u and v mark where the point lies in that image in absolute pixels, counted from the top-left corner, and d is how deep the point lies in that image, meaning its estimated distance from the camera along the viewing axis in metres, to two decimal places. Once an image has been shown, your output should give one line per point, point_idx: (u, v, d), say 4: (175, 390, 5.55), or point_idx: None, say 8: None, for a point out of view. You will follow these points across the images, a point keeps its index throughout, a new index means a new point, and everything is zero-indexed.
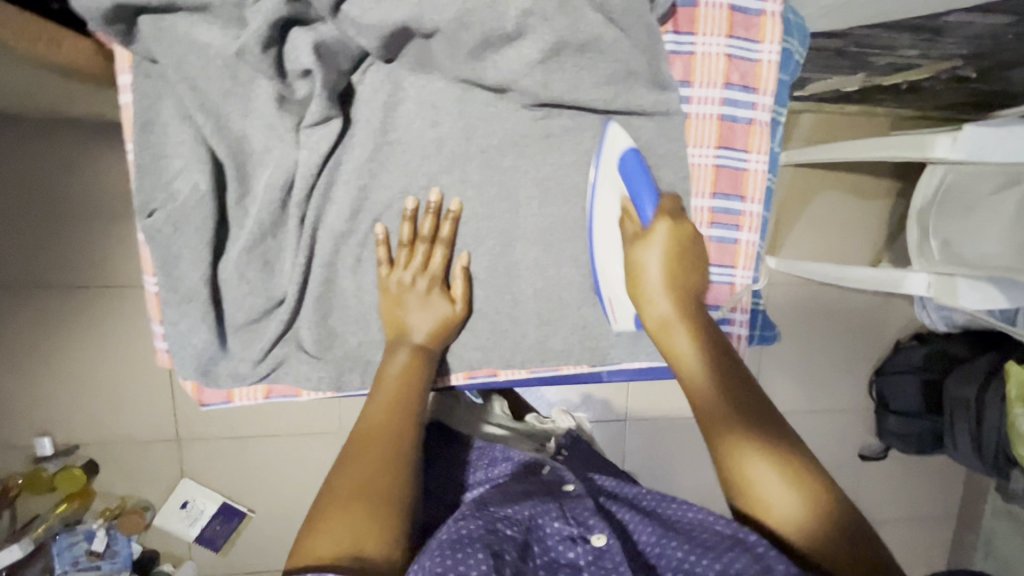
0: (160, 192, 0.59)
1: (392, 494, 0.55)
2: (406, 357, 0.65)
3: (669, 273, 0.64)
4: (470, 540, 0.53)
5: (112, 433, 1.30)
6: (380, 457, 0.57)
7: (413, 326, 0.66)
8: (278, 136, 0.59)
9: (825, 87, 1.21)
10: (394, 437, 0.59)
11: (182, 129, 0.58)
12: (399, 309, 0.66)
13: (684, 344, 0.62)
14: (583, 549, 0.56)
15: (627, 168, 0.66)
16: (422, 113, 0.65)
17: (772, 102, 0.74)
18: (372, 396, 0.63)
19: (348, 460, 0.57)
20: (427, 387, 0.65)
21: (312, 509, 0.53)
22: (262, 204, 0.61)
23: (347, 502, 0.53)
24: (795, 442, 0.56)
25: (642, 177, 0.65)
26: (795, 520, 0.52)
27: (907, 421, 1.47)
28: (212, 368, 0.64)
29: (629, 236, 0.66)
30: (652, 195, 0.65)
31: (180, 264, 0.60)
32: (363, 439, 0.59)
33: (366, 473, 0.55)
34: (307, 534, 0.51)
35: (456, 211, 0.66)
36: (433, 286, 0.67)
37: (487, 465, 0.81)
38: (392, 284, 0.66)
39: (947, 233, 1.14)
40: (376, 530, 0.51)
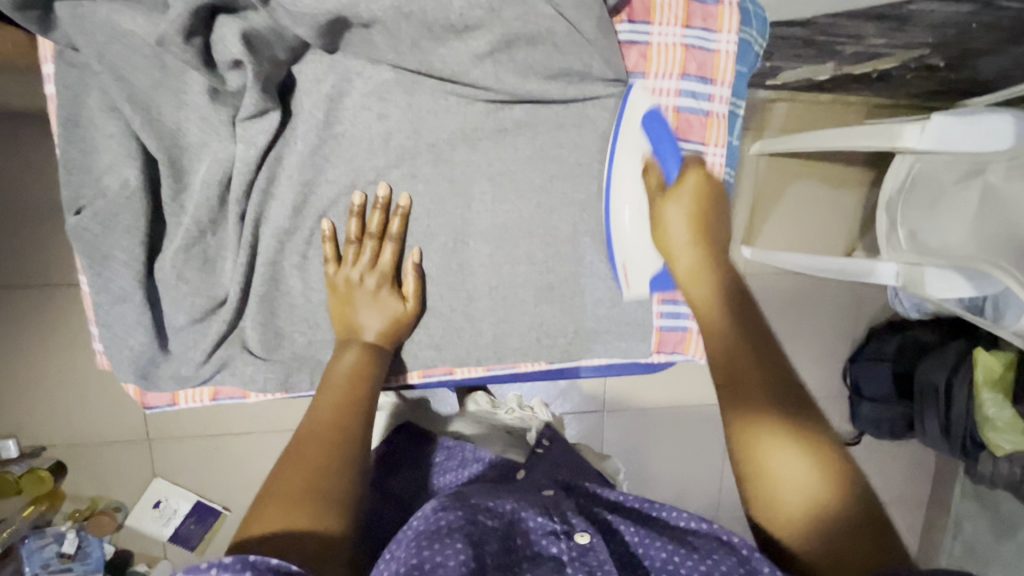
0: (89, 189, 0.57)
1: (337, 492, 0.52)
2: (356, 354, 0.63)
3: (695, 229, 0.64)
4: (451, 530, 0.52)
5: (79, 434, 1.27)
6: (322, 454, 0.54)
7: (364, 324, 0.65)
8: (214, 130, 0.58)
9: (796, 75, 1.20)
10: (341, 434, 0.57)
11: (110, 123, 0.56)
12: (348, 306, 0.64)
13: (704, 289, 0.63)
14: (566, 545, 0.54)
15: (651, 126, 0.66)
16: (367, 106, 0.62)
17: (730, 93, 0.72)
18: (319, 393, 0.60)
19: (293, 455, 0.54)
20: (378, 382, 0.63)
21: (250, 513, 0.50)
22: (198, 201, 0.59)
23: (288, 501, 0.50)
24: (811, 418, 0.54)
25: (666, 137, 0.66)
26: (799, 493, 0.51)
27: (879, 407, 1.48)
28: (152, 371, 0.63)
29: (651, 190, 0.66)
30: (674, 153, 0.66)
31: (111, 264, 0.59)
32: (309, 434, 0.56)
33: (312, 468, 0.53)
34: (247, 533, 0.49)
35: (405, 207, 0.64)
36: (383, 284, 0.65)
37: (457, 466, 0.80)
38: (340, 281, 0.64)
39: (913, 223, 1.14)
40: (325, 518, 0.50)
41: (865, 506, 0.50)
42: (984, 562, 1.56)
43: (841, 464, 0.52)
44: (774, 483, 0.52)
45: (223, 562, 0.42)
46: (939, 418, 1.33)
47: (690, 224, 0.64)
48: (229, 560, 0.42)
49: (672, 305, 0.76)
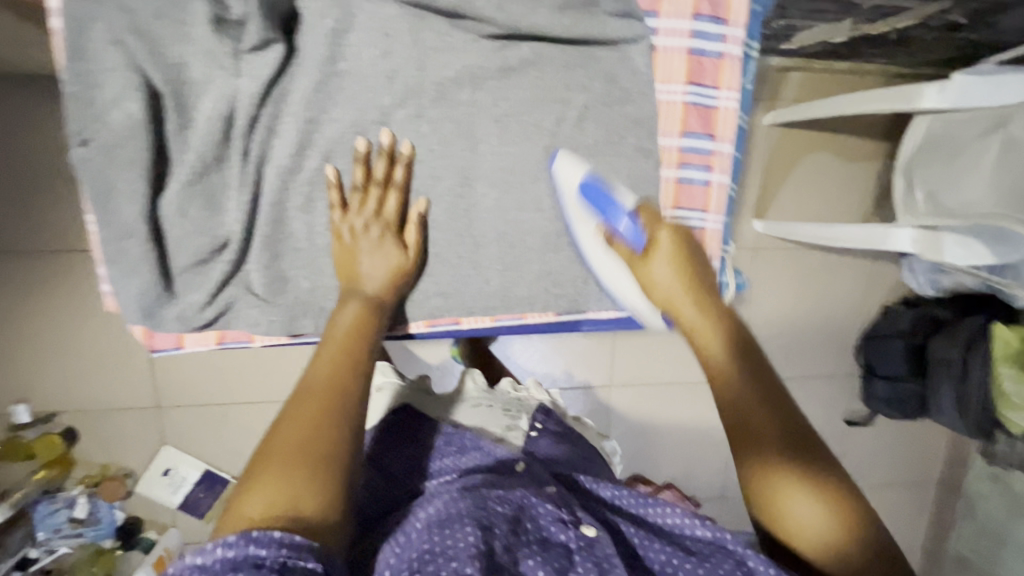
0: (93, 122, 0.56)
1: (336, 453, 0.50)
2: (356, 309, 0.61)
3: (682, 273, 0.63)
4: (461, 516, 0.55)
5: (90, 401, 1.28)
6: (316, 411, 0.52)
7: (365, 273, 0.64)
8: (217, 63, 0.56)
9: (811, 37, 1.18)
10: (341, 388, 0.54)
11: (110, 54, 0.54)
12: (350, 256, 0.63)
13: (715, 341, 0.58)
14: (574, 533, 0.57)
15: (591, 194, 0.66)
16: (372, 43, 0.61)
17: (744, 35, 0.69)
18: (319, 350, 0.58)
19: (291, 412, 0.52)
20: (379, 335, 0.61)
21: (245, 471, 0.49)
22: (201, 136, 0.58)
23: (285, 458, 0.48)
24: (830, 466, 0.51)
25: (610, 202, 0.66)
26: (815, 534, 0.49)
27: (894, 386, 1.43)
28: (157, 311, 0.63)
29: (631, 260, 0.66)
30: (627, 213, 0.66)
31: (114, 198, 0.58)
32: (307, 390, 0.54)
33: (312, 426, 0.51)
34: (243, 494, 0.47)
35: (408, 155, 0.64)
36: (386, 232, 0.64)
37: (456, 453, 0.78)
38: (344, 230, 0.64)
39: (931, 183, 1.11)
40: (316, 487, 0.47)
41: (877, 534, 0.49)
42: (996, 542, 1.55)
43: (847, 497, 0.50)
44: (788, 520, 0.50)
45: (225, 542, 0.42)
46: (955, 395, 1.31)
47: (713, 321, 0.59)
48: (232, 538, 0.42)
49: None
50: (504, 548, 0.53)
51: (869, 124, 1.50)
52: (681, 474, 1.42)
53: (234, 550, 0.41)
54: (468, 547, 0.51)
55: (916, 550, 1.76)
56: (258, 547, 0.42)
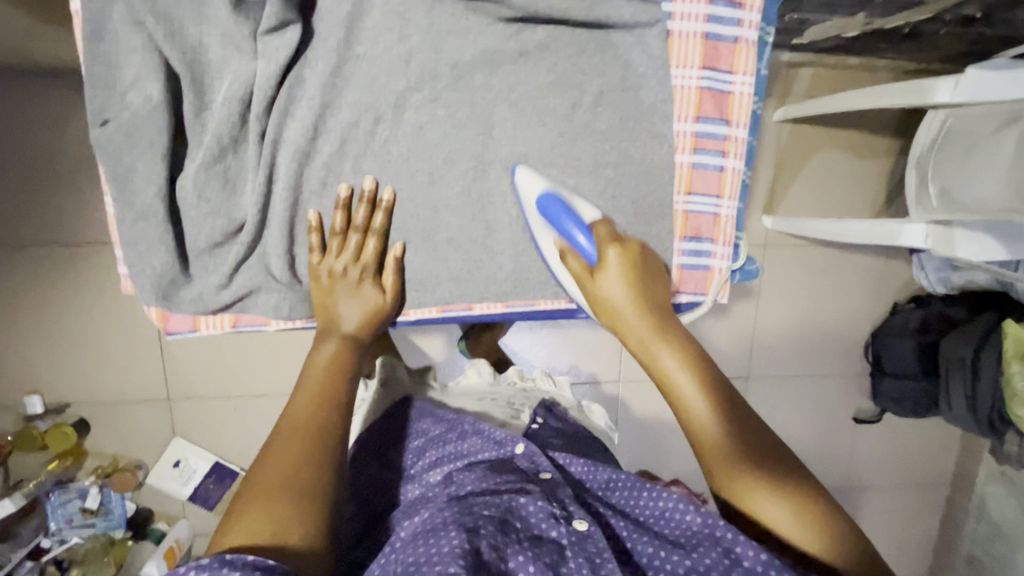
0: (113, 103, 0.57)
1: (311, 487, 0.56)
2: (333, 347, 0.66)
3: (632, 291, 0.64)
4: (445, 523, 0.57)
5: (103, 392, 1.29)
6: (296, 450, 0.58)
7: (342, 315, 0.67)
8: (237, 46, 0.57)
9: (823, 30, 1.18)
10: (319, 425, 0.61)
11: (132, 35, 0.55)
12: (329, 298, 0.67)
13: (668, 356, 0.61)
14: (565, 530, 0.58)
15: (547, 209, 0.65)
16: (389, 26, 0.61)
17: (759, 20, 0.69)
18: (300, 386, 0.64)
19: (273, 450, 0.58)
20: (355, 373, 0.66)
21: (233, 504, 0.55)
22: (219, 118, 0.59)
23: (265, 491, 0.55)
24: (792, 469, 0.56)
25: (565, 217, 0.64)
26: (793, 532, 0.53)
27: (902, 384, 1.43)
28: (174, 293, 0.63)
29: (580, 274, 0.66)
30: (583, 228, 0.65)
31: (133, 177, 0.59)
32: (288, 428, 0.60)
33: (291, 463, 0.57)
34: (230, 524, 0.53)
35: (389, 201, 0.66)
36: (365, 275, 0.67)
37: (456, 440, 0.76)
38: (323, 272, 0.66)
39: (946, 178, 1.10)
40: (298, 519, 0.54)
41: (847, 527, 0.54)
42: (1008, 543, 1.53)
43: (814, 496, 0.55)
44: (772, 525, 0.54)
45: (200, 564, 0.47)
46: (966, 394, 1.29)
47: (666, 344, 0.61)
48: (208, 560, 0.47)
49: (694, 243, 0.74)
50: (490, 547, 0.54)
51: (880, 119, 1.50)
52: (690, 470, 1.41)
53: (208, 573, 0.46)
54: (454, 548, 0.53)
55: (927, 552, 1.74)
56: (232, 568, 0.47)
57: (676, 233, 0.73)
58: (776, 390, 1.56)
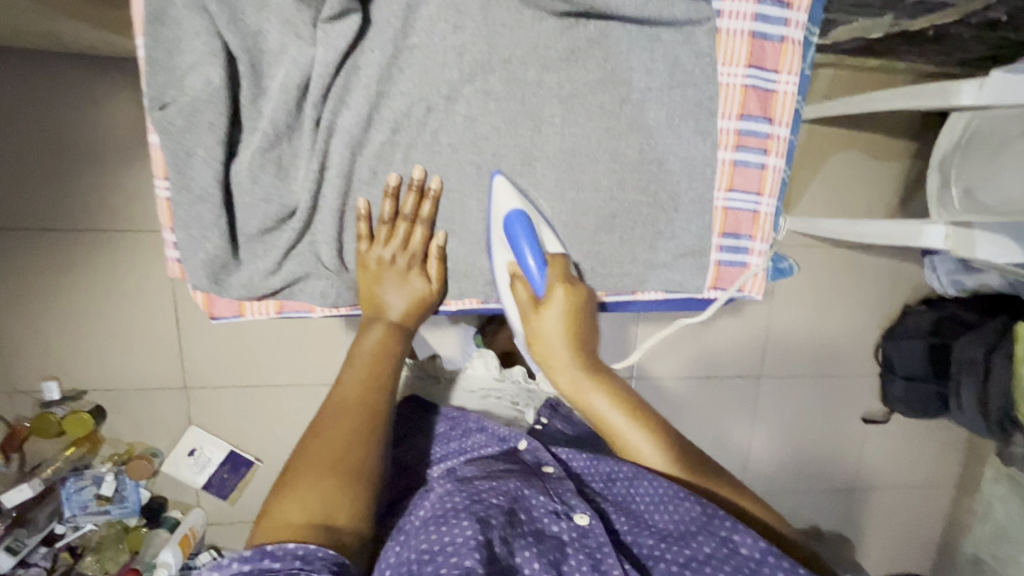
0: (172, 88, 0.57)
1: (341, 469, 0.56)
2: (381, 333, 0.68)
3: (569, 332, 0.70)
4: (457, 511, 0.57)
5: (121, 380, 1.29)
6: (333, 440, 0.58)
7: (389, 302, 0.69)
8: (296, 33, 0.58)
9: (850, 31, 1.18)
10: (368, 411, 0.62)
11: (195, 21, 0.56)
12: (376, 285, 0.68)
13: (599, 395, 0.69)
14: (567, 525, 0.59)
15: (512, 230, 0.66)
16: (443, 17, 0.61)
17: (805, 20, 0.70)
18: (346, 371, 0.66)
19: (318, 434, 0.59)
20: (399, 360, 0.68)
21: (269, 496, 0.55)
22: (276, 104, 0.59)
23: (301, 475, 0.55)
24: (720, 481, 0.68)
25: (526, 244, 0.66)
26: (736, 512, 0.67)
27: (912, 385, 1.46)
28: (224, 277, 0.64)
29: (526, 305, 0.70)
30: (538, 262, 0.68)
31: (192, 161, 0.59)
32: (335, 411, 0.61)
33: (333, 446, 0.58)
34: (268, 511, 0.53)
35: (437, 190, 0.66)
36: (412, 264, 0.68)
37: (460, 437, 0.78)
38: (371, 260, 0.67)
39: (970, 179, 1.11)
40: (347, 503, 0.54)
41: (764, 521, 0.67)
42: (1013, 544, 1.55)
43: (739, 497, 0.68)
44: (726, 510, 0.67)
45: (241, 555, 0.47)
46: (977, 394, 1.31)
47: (596, 383, 0.69)
48: (249, 551, 0.48)
49: (732, 240, 0.75)
50: (500, 540, 0.55)
51: (897, 123, 1.51)
52: None
53: (250, 564, 0.46)
54: (468, 539, 0.53)
55: (932, 552, 1.76)
56: (273, 559, 0.47)
57: (714, 229, 0.74)
58: (788, 389, 1.57)
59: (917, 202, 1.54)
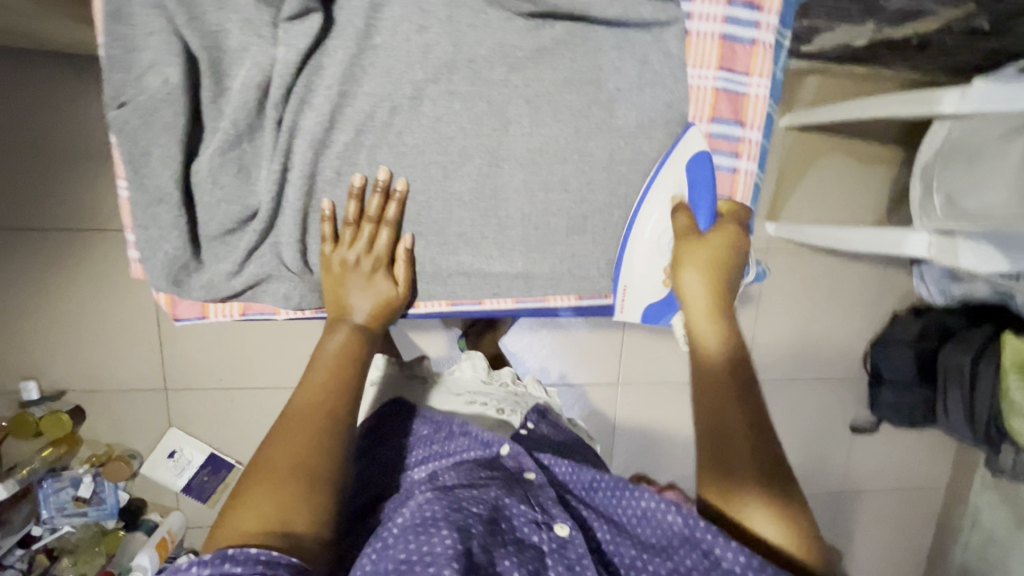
0: (130, 86, 0.56)
1: (310, 474, 0.55)
2: (344, 336, 0.65)
3: (708, 272, 0.68)
4: (436, 519, 0.55)
5: (100, 380, 1.27)
6: (300, 441, 0.57)
7: (354, 306, 0.67)
8: (256, 32, 0.57)
9: (832, 37, 1.18)
10: (328, 414, 0.60)
11: (152, 19, 0.55)
12: (341, 287, 0.66)
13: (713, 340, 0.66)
14: (547, 535, 0.59)
15: (698, 166, 0.69)
16: (408, 18, 0.61)
17: (776, 23, 0.69)
18: (308, 372, 0.63)
19: (280, 435, 0.58)
20: (364, 365, 0.65)
21: (231, 494, 0.54)
22: (236, 103, 0.58)
23: (266, 480, 0.54)
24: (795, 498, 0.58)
25: (707, 183, 0.69)
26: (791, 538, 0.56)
27: (901, 393, 1.44)
28: (185, 278, 0.63)
29: (679, 230, 0.69)
30: (710, 205, 0.70)
31: (150, 161, 0.58)
32: (299, 414, 0.59)
33: (296, 449, 0.56)
34: (228, 512, 0.53)
35: (402, 191, 0.65)
36: (377, 267, 0.67)
37: (443, 440, 0.77)
38: (335, 261, 0.66)
39: (950, 186, 1.10)
40: (303, 509, 0.53)
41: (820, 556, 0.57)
42: (1003, 554, 1.54)
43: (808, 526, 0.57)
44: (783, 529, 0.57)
45: (199, 562, 0.46)
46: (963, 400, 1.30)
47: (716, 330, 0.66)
48: (209, 556, 0.47)
49: None
50: (481, 548, 0.54)
51: (883, 130, 1.51)
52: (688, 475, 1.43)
53: (210, 569, 0.46)
54: (446, 550, 0.52)
55: (922, 561, 1.74)
56: (233, 564, 0.46)
57: None
58: (775, 396, 1.56)
59: (904, 208, 1.53)
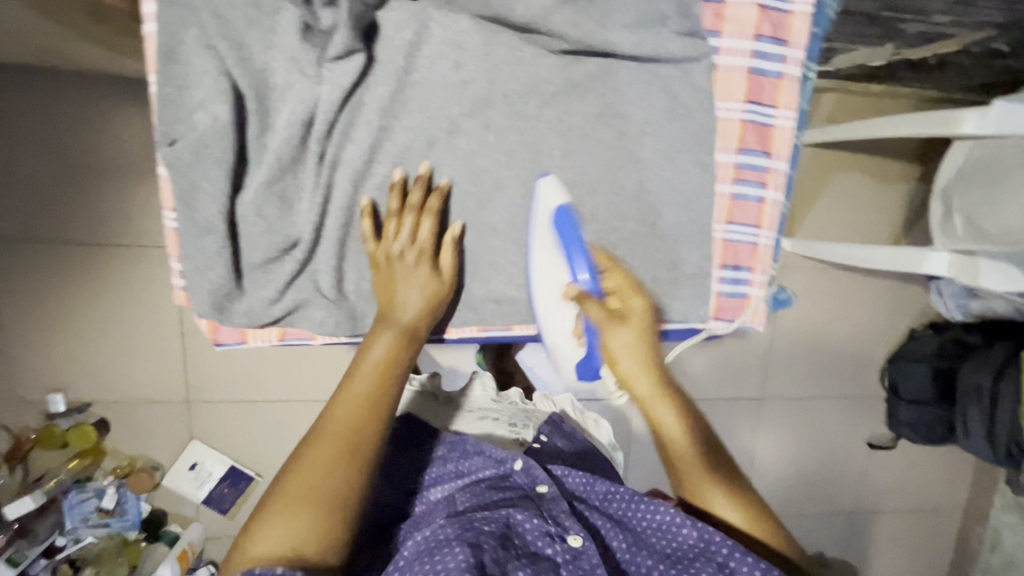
0: (181, 122, 0.59)
1: (334, 497, 0.56)
2: (385, 340, 0.64)
3: (629, 340, 0.70)
4: (448, 540, 0.58)
5: (125, 393, 1.30)
6: (324, 464, 0.56)
7: (399, 305, 0.65)
8: (301, 71, 0.59)
9: (850, 58, 1.19)
10: (354, 437, 0.58)
11: (204, 60, 0.57)
12: (387, 282, 0.66)
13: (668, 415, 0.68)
14: (560, 547, 0.61)
15: (559, 226, 0.67)
16: (446, 55, 0.63)
17: (803, 57, 0.70)
18: (342, 383, 0.62)
19: (307, 454, 0.57)
20: (404, 373, 0.64)
21: (255, 511, 0.56)
22: (281, 139, 0.61)
23: (291, 500, 0.55)
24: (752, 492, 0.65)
25: (575, 242, 0.67)
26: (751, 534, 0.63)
27: (919, 410, 1.42)
28: (228, 305, 0.65)
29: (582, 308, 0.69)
30: (586, 264, 0.69)
31: (198, 195, 0.60)
32: (327, 433, 0.58)
33: (322, 472, 0.56)
34: (250, 530, 0.55)
35: (444, 187, 0.66)
36: (421, 259, 0.66)
37: (459, 459, 0.77)
38: (380, 256, 0.66)
39: (970, 209, 1.12)
40: (321, 533, 0.54)
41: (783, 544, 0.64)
42: None
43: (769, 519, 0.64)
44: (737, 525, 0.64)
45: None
46: (984, 422, 1.26)
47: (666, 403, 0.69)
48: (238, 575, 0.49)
49: (733, 270, 0.75)
50: (493, 562, 0.57)
51: (900, 147, 1.51)
52: None
53: None
54: (460, 564, 0.54)
55: None
56: None
57: (714, 261, 0.74)
58: (790, 412, 1.56)
59: (921, 224, 1.53)
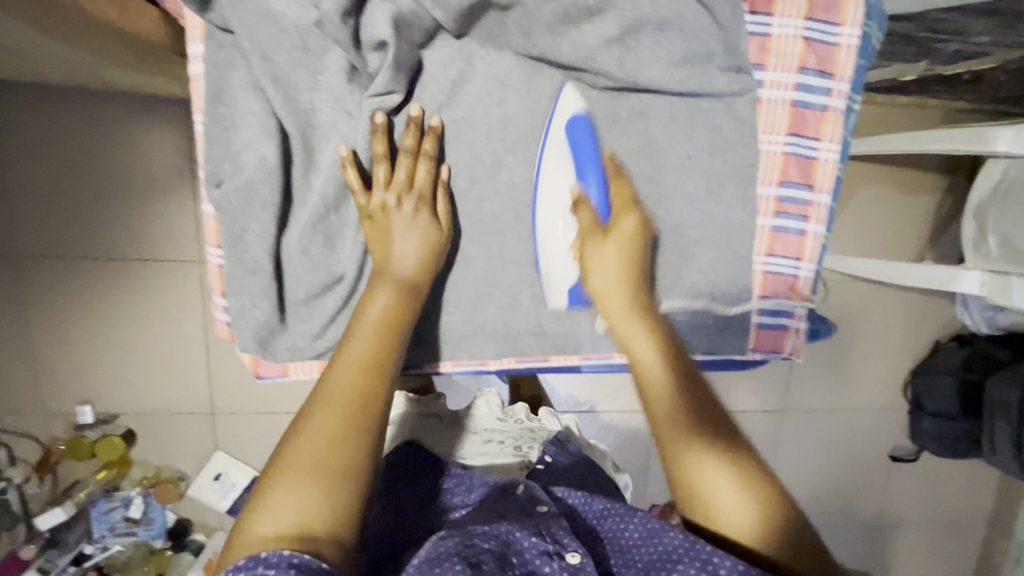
0: (228, 163, 0.59)
1: (344, 464, 0.50)
2: (388, 292, 0.59)
3: (624, 261, 0.63)
4: (447, 555, 0.51)
5: (151, 406, 1.31)
6: (331, 430, 0.51)
7: (399, 250, 0.61)
8: (346, 111, 0.60)
9: (881, 73, 1.18)
10: (362, 400, 0.53)
11: (253, 102, 0.58)
12: (382, 229, 0.61)
13: (644, 344, 0.61)
14: (558, 566, 0.52)
15: (579, 133, 0.63)
16: (489, 92, 0.63)
17: (848, 89, 0.69)
18: (346, 341, 0.57)
19: (309, 422, 0.51)
20: (410, 325, 0.60)
21: (252, 492, 0.49)
22: (327, 178, 0.61)
23: (292, 474, 0.48)
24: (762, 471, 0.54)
25: (590, 148, 0.63)
26: (749, 528, 0.52)
27: (942, 422, 1.41)
28: (271, 341, 0.65)
29: (583, 218, 0.63)
30: (600, 176, 0.64)
31: (246, 236, 0.61)
32: (330, 399, 0.52)
33: (327, 441, 0.50)
34: (246, 517, 0.47)
35: (437, 128, 0.62)
36: (421, 206, 0.62)
37: (465, 491, 0.73)
38: (374, 206, 0.61)
39: (1005, 229, 1.09)
40: (330, 506, 0.48)
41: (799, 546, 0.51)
42: None
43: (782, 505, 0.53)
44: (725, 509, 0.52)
45: (238, 566, 0.42)
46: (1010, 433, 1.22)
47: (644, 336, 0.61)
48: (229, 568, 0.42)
49: (772, 304, 0.74)
50: None
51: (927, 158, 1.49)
52: None
53: None
54: None
55: None
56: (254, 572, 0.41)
57: (754, 291, 0.74)
58: (813, 424, 1.55)
59: (948, 237, 1.52)
